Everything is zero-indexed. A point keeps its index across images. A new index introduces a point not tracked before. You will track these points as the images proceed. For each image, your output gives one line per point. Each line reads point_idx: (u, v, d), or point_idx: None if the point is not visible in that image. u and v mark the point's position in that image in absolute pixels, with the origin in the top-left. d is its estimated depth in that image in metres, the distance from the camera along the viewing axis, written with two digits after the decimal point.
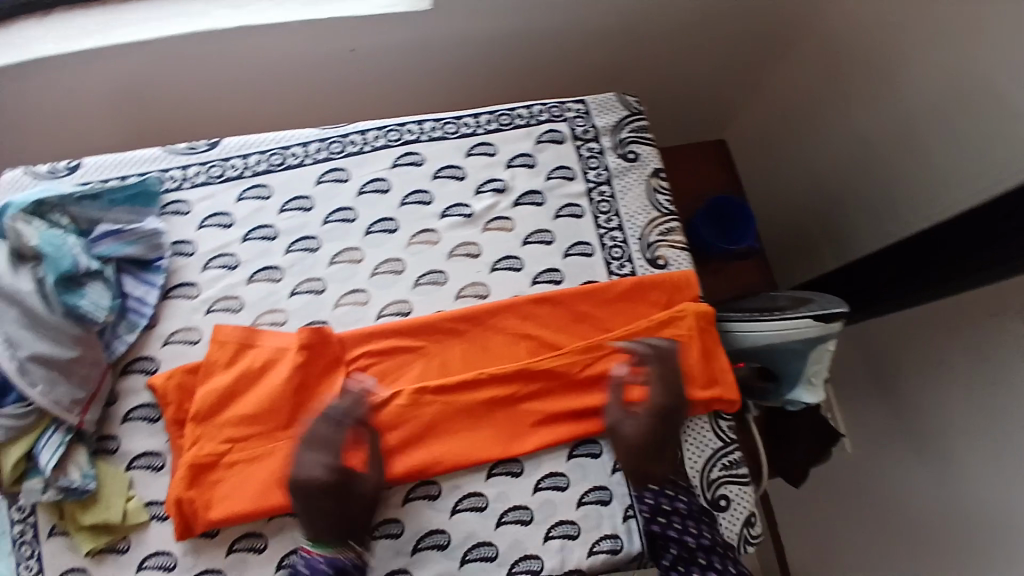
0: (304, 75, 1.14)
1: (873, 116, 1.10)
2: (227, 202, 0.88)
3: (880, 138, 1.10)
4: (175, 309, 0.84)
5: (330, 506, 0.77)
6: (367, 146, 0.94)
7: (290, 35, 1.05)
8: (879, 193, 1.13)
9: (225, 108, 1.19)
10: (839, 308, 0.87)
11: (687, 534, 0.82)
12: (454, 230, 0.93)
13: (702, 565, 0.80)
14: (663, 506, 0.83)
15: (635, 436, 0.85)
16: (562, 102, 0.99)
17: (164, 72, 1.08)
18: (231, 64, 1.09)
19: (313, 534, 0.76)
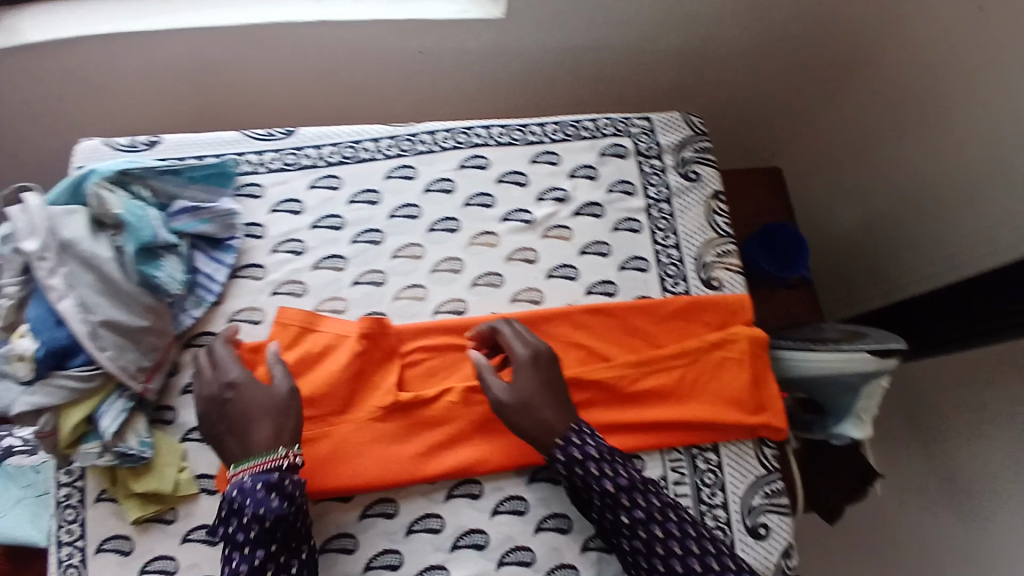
0: (371, 72, 1.17)
1: (931, 156, 1.09)
2: (299, 189, 0.92)
3: (938, 178, 1.09)
4: (241, 288, 0.88)
5: (255, 426, 0.76)
6: (436, 147, 0.96)
7: (364, 33, 1.08)
8: (933, 233, 1.12)
9: (290, 97, 1.21)
10: (896, 345, 0.87)
11: (604, 479, 0.77)
12: (514, 234, 0.95)
13: (625, 507, 0.77)
14: (573, 457, 0.78)
15: (514, 393, 0.81)
16: (627, 117, 1.00)
17: (239, 58, 1.11)
18: (301, 56, 1.12)
19: (267, 444, 0.75)
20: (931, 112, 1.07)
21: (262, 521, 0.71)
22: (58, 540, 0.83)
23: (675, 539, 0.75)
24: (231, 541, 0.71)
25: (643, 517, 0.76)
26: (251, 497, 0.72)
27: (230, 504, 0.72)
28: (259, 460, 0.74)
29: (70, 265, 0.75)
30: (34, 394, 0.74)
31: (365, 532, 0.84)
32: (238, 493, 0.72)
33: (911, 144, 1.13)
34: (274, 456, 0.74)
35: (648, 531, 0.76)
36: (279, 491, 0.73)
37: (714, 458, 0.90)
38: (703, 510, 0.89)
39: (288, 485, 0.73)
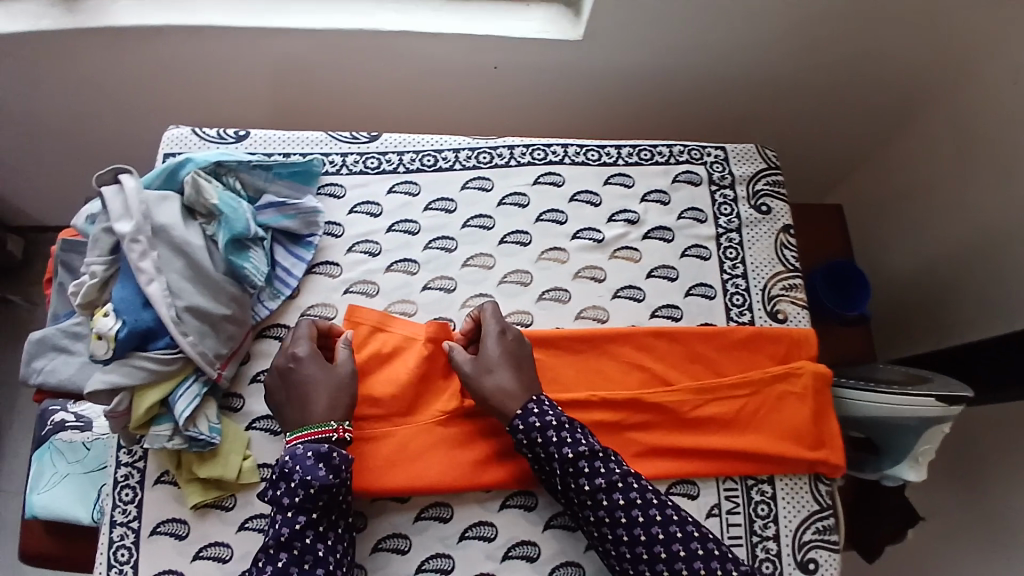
0: (447, 82, 1.19)
1: (994, 204, 1.09)
2: (378, 193, 0.95)
3: (999, 227, 1.09)
4: (315, 284, 0.90)
5: (312, 400, 0.79)
6: (513, 161, 0.98)
7: (444, 45, 1.11)
8: (992, 283, 1.12)
9: (366, 101, 1.24)
10: (963, 393, 0.86)
11: (565, 447, 0.78)
12: (582, 252, 0.96)
13: (586, 474, 0.77)
14: (534, 425, 0.79)
15: (478, 365, 0.83)
16: (702, 146, 1.02)
17: (322, 59, 1.14)
18: (380, 63, 1.15)
19: (323, 417, 0.78)
20: (999, 163, 1.07)
21: (308, 487, 0.73)
22: (111, 519, 0.82)
23: (636, 507, 0.75)
24: (277, 503, 0.74)
25: (605, 485, 0.76)
26: (301, 463, 0.75)
27: (283, 468, 0.75)
28: (311, 430, 0.78)
29: (160, 250, 0.77)
30: (111, 373, 0.75)
31: (418, 534, 0.83)
32: (291, 458, 0.75)
33: (975, 193, 1.13)
34: (326, 429, 0.78)
35: (610, 498, 0.76)
36: (328, 463, 0.75)
37: (770, 489, 0.89)
38: (756, 542, 0.87)
39: (336, 457, 0.75)
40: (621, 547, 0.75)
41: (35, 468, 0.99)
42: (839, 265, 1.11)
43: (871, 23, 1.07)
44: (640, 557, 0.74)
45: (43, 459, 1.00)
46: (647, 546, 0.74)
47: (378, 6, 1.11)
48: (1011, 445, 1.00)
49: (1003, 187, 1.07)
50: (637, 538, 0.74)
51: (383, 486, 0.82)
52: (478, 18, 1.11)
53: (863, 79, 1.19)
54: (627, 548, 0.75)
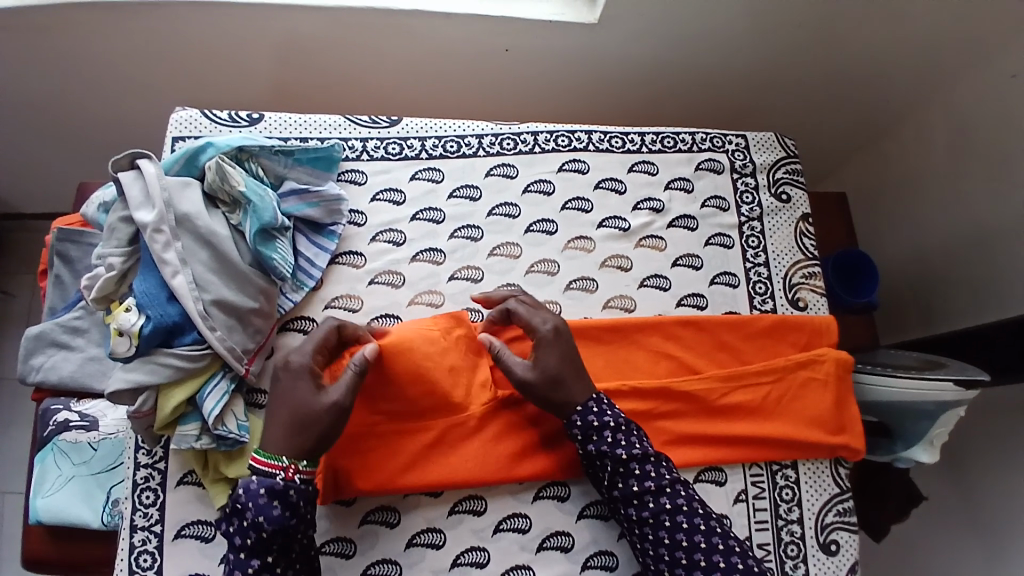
0: (457, 64, 1.15)
1: (985, 198, 1.12)
2: (402, 180, 0.92)
3: (991, 219, 1.12)
4: (339, 274, 0.87)
5: (280, 420, 0.73)
6: (537, 147, 0.97)
7: (455, 25, 1.07)
8: (983, 273, 1.16)
9: (372, 83, 1.20)
10: (979, 376, 0.89)
11: (619, 447, 0.77)
12: (607, 241, 0.95)
13: (636, 476, 0.77)
14: (591, 424, 0.78)
15: (533, 368, 0.80)
16: (724, 134, 1.03)
17: (329, 38, 1.09)
18: (389, 43, 1.11)
19: (279, 446, 0.72)
20: (993, 161, 1.09)
21: (259, 530, 0.68)
22: (132, 524, 0.79)
23: (682, 513, 0.75)
24: (230, 541, 0.70)
25: (655, 488, 0.76)
26: (253, 501, 0.69)
27: (235, 504, 0.70)
28: (263, 459, 0.72)
29: (184, 240, 0.75)
30: (134, 371, 0.72)
31: (453, 528, 0.82)
32: (243, 494, 0.70)
33: (969, 188, 1.15)
34: (276, 463, 0.71)
35: (657, 501, 0.75)
36: (282, 501, 0.70)
37: (793, 474, 0.91)
38: (781, 526, 0.89)
39: (292, 494, 0.70)
40: (661, 549, 0.74)
41: (38, 470, 0.94)
42: (850, 254, 1.12)
43: (878, 16, 1.08)
44: (679, 561, 0.73)
45: (46, 461, 0.94)
46: (688, 552, 0.73)
47: None
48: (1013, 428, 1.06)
49: (998, 182, 1.09)
50: (678, 543, 0.74)
51: (415, 483, 0.80)
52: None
53: (868, 70, 1.19)
54: (667, 551, 0.74)
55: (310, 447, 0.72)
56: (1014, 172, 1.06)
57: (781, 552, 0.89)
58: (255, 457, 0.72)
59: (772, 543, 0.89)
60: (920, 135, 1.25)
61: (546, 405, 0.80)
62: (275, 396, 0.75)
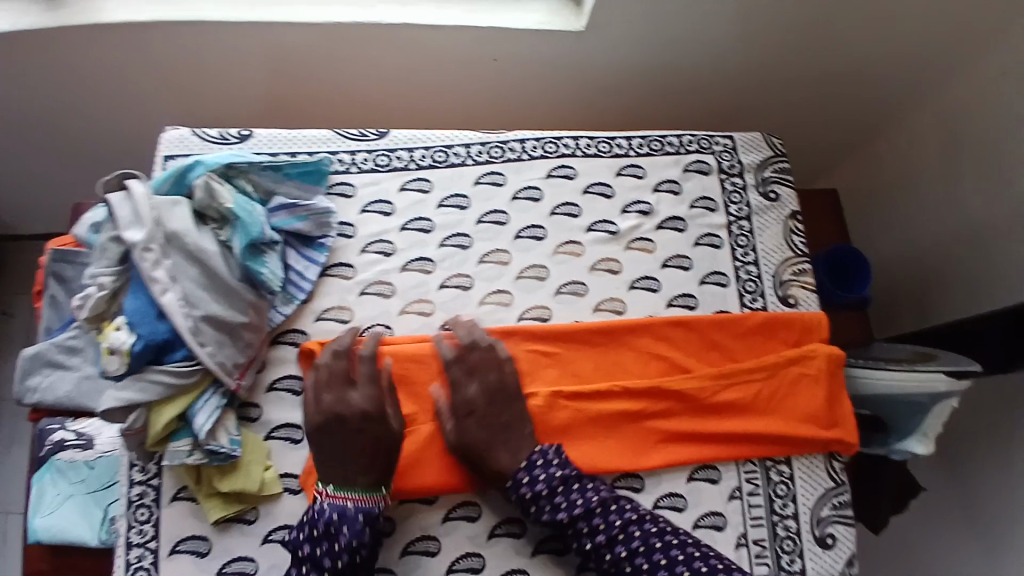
0: (448, 75, 1.17)
1: (977, 191, 1.13)
2: (391, 190, 0.92)
3: (985, 214, 1.12)
4: (331, 286, 0.87)
5: (362, 457, 0.76)
6: (525, 155, 0.98)
7: (444, 37, 1.08)
8: (980, 267, 1.15)
9: (364, 96, 1.21)
10: (971, 368, 0.90)
11: (558, 512, 0.78)
12: (598, 245, 0.96)
13: (587, 533, 0.78)
14: (526, 495, 0.79)
15: (460, 440, 0.81)
16: (711, 136, 1.03)
17: (322, 54, 1.11)
18: (381, 57, 1.12)
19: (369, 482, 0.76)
20: (983, 154, 1.10)
21: (354, 552, 0.72)
22: (128, 541, 0.79)
23: (641, 554, 0.75)
24: (314, 561, 0.72)
25: (606, 540, 0.76)
26: (348, 525, 0.73)
27: (328, 527, 0.73)
28: (357, 492, 0.75)
29: (174, 258, 0.76)
30: (125, 391, 0.73)
31: (448, 535, 0.82)
32: (337, 519, 0.73)
33: (961, 181, 1.16)
34: (375, 496, 0.75)
35: (613, 551, 0.76)
36: (374, 528, 0.74)
37: (787, 470, 0.91)
38: (777, 521, 0.89)
39: (381, 523, 0.75)
40: None
41: (34, 491, 0.94)
42: (841, 251, 1.13)
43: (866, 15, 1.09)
44: None
45: (42, 481, 0.95)
46: None
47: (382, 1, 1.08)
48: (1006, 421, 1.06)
49: (990, 177, 1.10)
50: None
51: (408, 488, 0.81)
52: (481, 10, 1.09)
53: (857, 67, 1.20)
54: None
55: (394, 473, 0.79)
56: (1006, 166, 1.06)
57: (777, 547, 0.89)
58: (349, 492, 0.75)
59: (768, 539, 0.89)
60: (910, 131, 1.26)
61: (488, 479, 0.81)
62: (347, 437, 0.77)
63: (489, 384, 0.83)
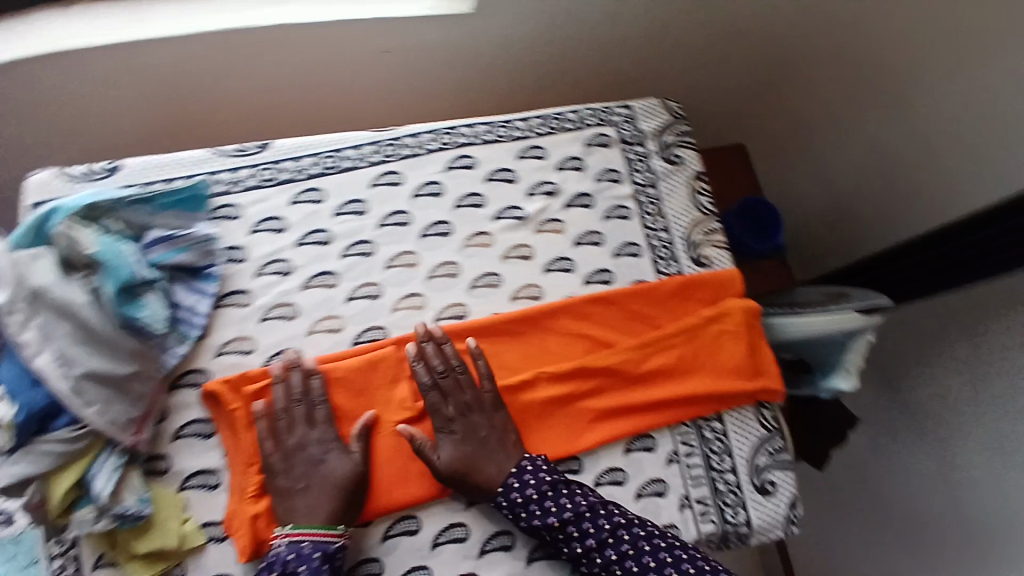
0: (342, 74, 1.11)
1: (882, 126, 1.16)
2: (280, 206, 0.87)
3: (891, 147, 1.15)
4: (226, 317, 0.83)
5: (320, 495, 0.75)
6: (421, 149, 0.93)
7: (327, 34, 1.03)
8: (891, 198, 1.19)
9: (258, 108, 1.15)
10: (880, 302, 0.93)
11: (549, 516, 0.79)
12: (508, 232, 0.93)
13: (576, 537, 0.79)
14: (515, 502, 0.79)
15: (450, 460, 0.79)
16: (608, 106, 1.02)
17: (201, 69, 1.04)
18: (266, 64, 1.06)
19: (328, 519, 0.75)
20: (884, 90, 1.12)
21: None
22: None
23: (630, 558, 0.78)
24: None
25: (597, 544, 0.78)
26: (306, 563, 0.72)
27: (285, 567, 0.72)
28: (317, 530, 0.74)
29: (43, 316, 0.71)
30: (16, 465, 0.70)
31: (390, 554, 0.79)
32: (294, 557, 0.72)
33: (866, 117, 1.18)
34: (334, 533, 0.74)
35: (603, 554, 0.78)
36: (331, 563, 0.74)
37: (720, 426, 0.93)
38: (716, 477, 0.91)
39: (339, 557, 0.75)
40: None
41: None
42: (753, 201, 1.14)
43: None
44: None
45: None
46: None
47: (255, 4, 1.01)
48: (936, 347, 1.12)
49: (892, 111, 1.13)
50: None
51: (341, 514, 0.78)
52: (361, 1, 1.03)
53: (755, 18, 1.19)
54: None
55: (356, 508, 0.77)
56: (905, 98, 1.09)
57: (720, 502, 0.91)
58: (308, 529, 0.73)
59: (710, 496, 0.90)
60: (812, 74, 1.27)
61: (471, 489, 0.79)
62: (311, 476, 0.76)
63: (465, 404, 0.82)
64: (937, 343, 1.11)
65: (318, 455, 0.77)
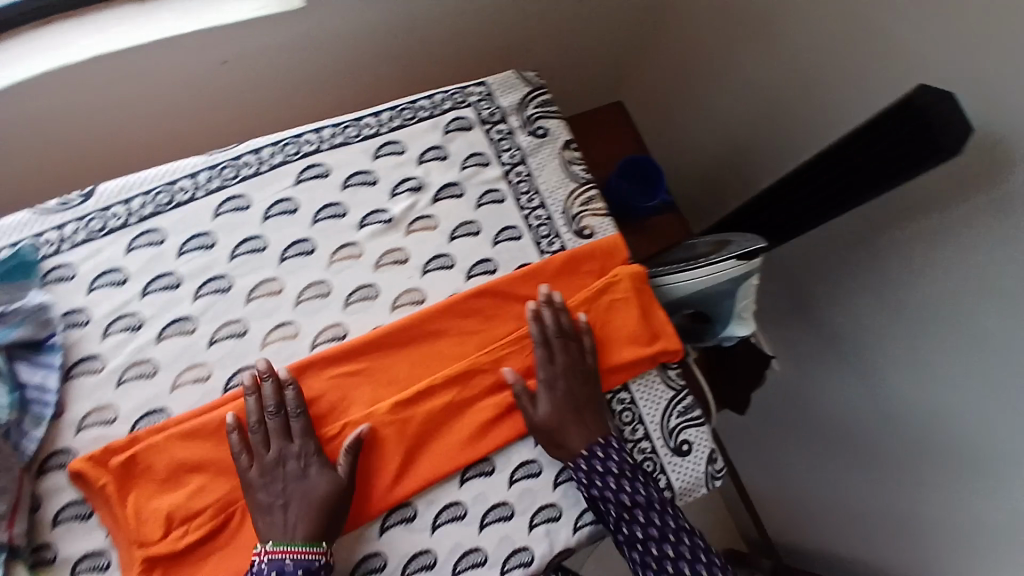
0: (186, 98, 1.02)
1: (755, 64, 1.14)
2: (116, 256, 0.81)
3: (765, 88, 1.14)
4: (81, 388, 0.77)
5: (300, 510, 0.72)
6: (264, 166, 0.87)
7: (152, 57, 0.93)
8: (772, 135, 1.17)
9: (102, 154, 1.04)
10: (755, 245, 0.92)
11: (622, 494, 0.81)
12: (376, 238, 0.88)
13: (641, 522, 0.80)
14: (595, 469, 0.81)
15: (544, 415, 0.83)
16: (462, 87, 0.98)
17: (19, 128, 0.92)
18: (95, 103, 0.95)
19: (310, 535, 0.71)
20: (753, 26, 1.11)
21: None
22: None
23: (682, 560, 0.80)
24: None
25: (657, 535, 0.80)
26: None
27: None
28: (300, 547, 0.70)
29: None
30: None
31: None
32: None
33: (740, 56, 1.16)
34: (317, 549, 0.71)
35: (660, 547, 0.80)
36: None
37: (627, 395, 0.93)
38: (631, 448, 0.91)
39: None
40: None
41: None
42: (637, 160, 1.12)
43: None
44: None
45: None
46: None
47: (66, 39, 0.90)
48: (839, 272, 1.14)
49: (762, 47, 1.11)
50: None
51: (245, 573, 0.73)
52: (181, 14, 0.93)
53: None
54: None
55: (339, 523, 0.75)
56: (773, 31, 1.07)
57: None
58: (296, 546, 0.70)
59: None
60: (683, 18, 1.24)
61: (553, 444, 0.84)
62: (289, 491, 0.73)
63: (570, 366, 0.86)
64: (838, 267, 1.15)
65: (298, 471, 0.74)
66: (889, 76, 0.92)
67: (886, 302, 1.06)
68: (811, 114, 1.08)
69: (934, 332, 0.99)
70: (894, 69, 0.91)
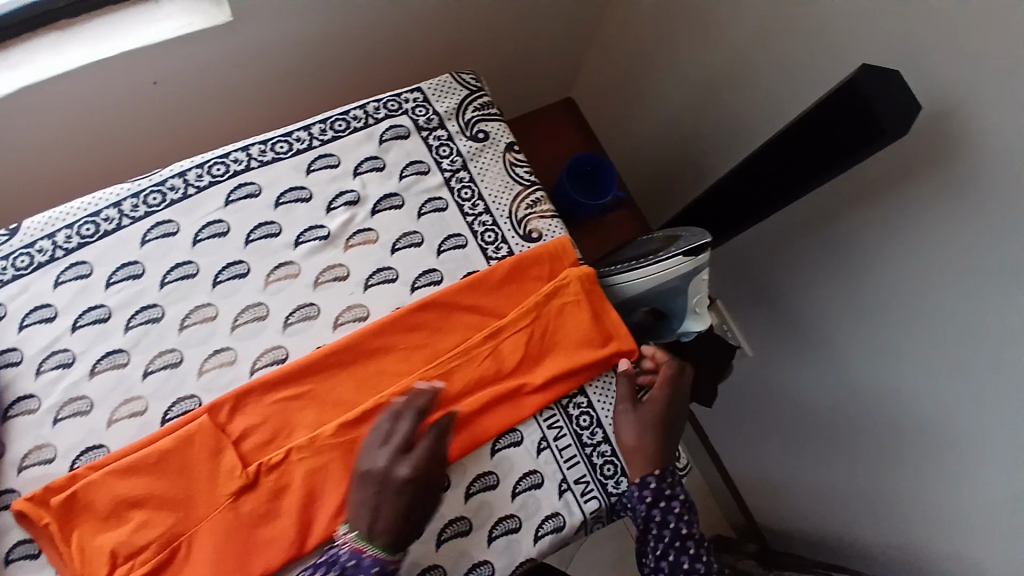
0: (116, 120, 1.00)
1: (703, 53, 1.12)
2: (45, 291, 0.79)
3: (712, 76, 1.12)
4: (19, 428, 0.76)
5: (386, 513, 0.72)
6: (190, 189, 0.86)
7: (77, 84, 0.90)
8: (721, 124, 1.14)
9: (33, 182, 1.01)
10: (702, 241, 0.92)
11: (679, 524, 0.85)
12: (312, 257, 0.87)
13: (689, 555, 0.85)
14: (662, 494, 0.84)
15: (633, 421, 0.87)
16: (396, 94, 0.95)
17: None
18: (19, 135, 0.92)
19: (388, 543, 0.72)
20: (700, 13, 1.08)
21: None
22: None
23: None
24: None
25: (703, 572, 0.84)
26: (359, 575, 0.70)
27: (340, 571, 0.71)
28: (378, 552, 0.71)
29: None
30: None
31: None
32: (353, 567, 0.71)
33: (687, 44, 1.13)
34: (393, 558, 0.72)
35: None
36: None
37: (584, 399, 0.91)
38: (591, 453, 0.89)
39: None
40: None
41: None
42: (581, 159, 1.12)
43: None
44: None
45: None
46: None
47: None
48: (796, 260, 1.13)
49: (709, 34, 1.08)
50: None
51: None
52: (103, 37, 0.90)
53: None
54: None
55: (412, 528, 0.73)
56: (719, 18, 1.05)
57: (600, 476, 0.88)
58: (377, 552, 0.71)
59: (588, 473, 0.88)
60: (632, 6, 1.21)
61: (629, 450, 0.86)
62: (383, 498, 0.71)
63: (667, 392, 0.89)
64: (794, 255, 1.13)
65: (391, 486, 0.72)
66: (837, 58, 0.90)
67: (846, 289, 1.04)
68: (758, 100, 1.05)
69: (889, 317, 0.98)
70: (839, 51, 0.89)
